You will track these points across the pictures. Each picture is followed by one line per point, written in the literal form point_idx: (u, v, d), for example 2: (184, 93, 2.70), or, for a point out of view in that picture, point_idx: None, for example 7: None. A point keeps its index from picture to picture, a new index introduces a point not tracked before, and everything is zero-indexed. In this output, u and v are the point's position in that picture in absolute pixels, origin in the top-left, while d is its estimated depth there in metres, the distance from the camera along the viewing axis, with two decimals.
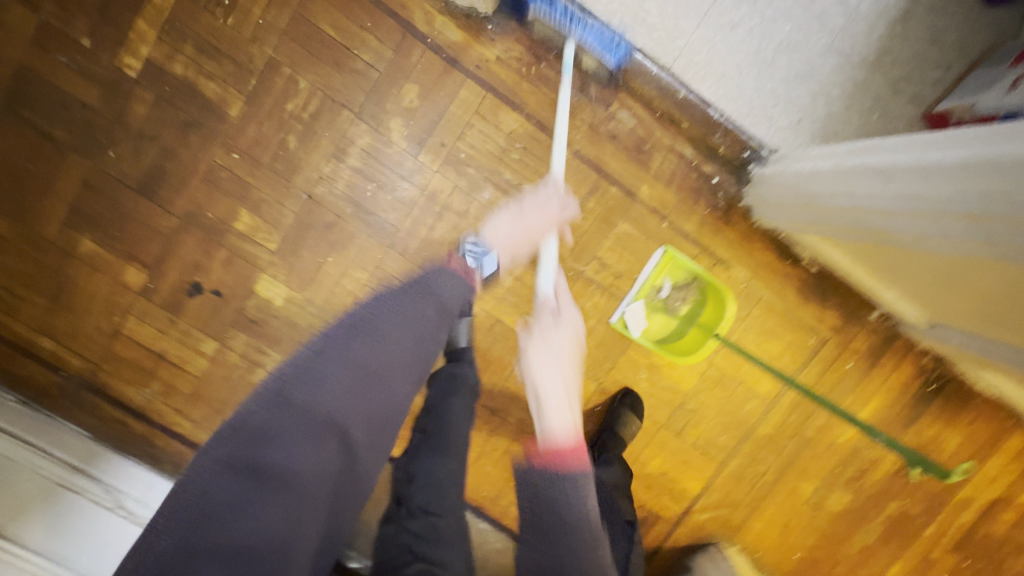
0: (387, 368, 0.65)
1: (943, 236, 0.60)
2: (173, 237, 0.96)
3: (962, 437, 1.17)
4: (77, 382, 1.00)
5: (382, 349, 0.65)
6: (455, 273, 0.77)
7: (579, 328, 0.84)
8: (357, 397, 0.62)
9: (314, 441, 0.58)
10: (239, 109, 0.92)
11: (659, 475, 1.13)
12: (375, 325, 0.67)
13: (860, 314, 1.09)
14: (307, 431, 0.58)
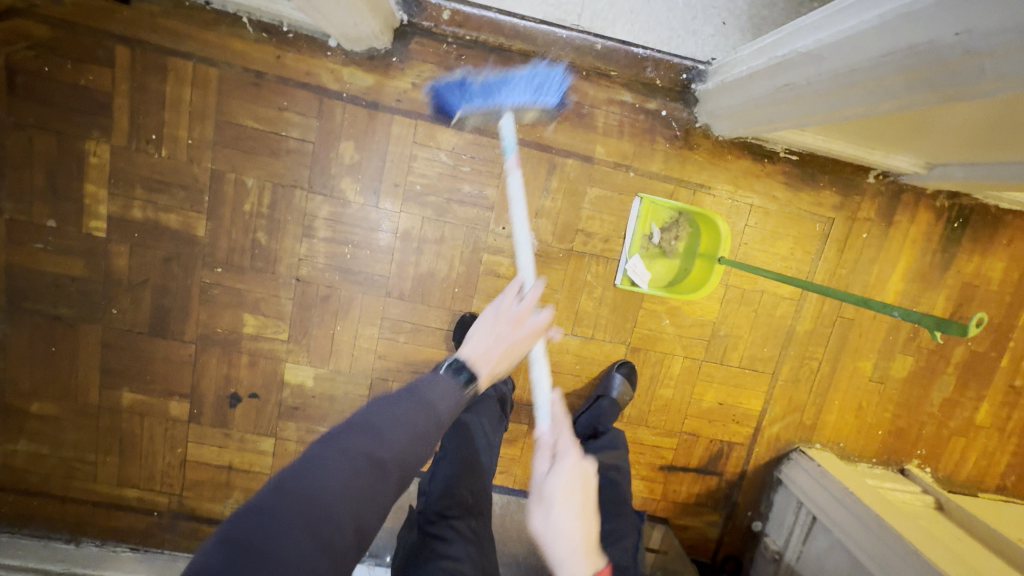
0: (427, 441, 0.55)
1: (890, 98, 0.58)
2: (197, 361, 1.01)
3: (1005, 261, 1.13)
4: (171, 515, 1.08)
5: (386, 442, 0.51)
6: (451, 385, 0.60)
7: (586, 463, 0.57)
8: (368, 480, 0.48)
9: (336, 517, 0.45)
10: (204, 227, 0.96)
11: (719, 407, 1.14)
12: (399, 403, 0.56)
13: (856, 182, 1.06)
14: (334, 503, 0.45)
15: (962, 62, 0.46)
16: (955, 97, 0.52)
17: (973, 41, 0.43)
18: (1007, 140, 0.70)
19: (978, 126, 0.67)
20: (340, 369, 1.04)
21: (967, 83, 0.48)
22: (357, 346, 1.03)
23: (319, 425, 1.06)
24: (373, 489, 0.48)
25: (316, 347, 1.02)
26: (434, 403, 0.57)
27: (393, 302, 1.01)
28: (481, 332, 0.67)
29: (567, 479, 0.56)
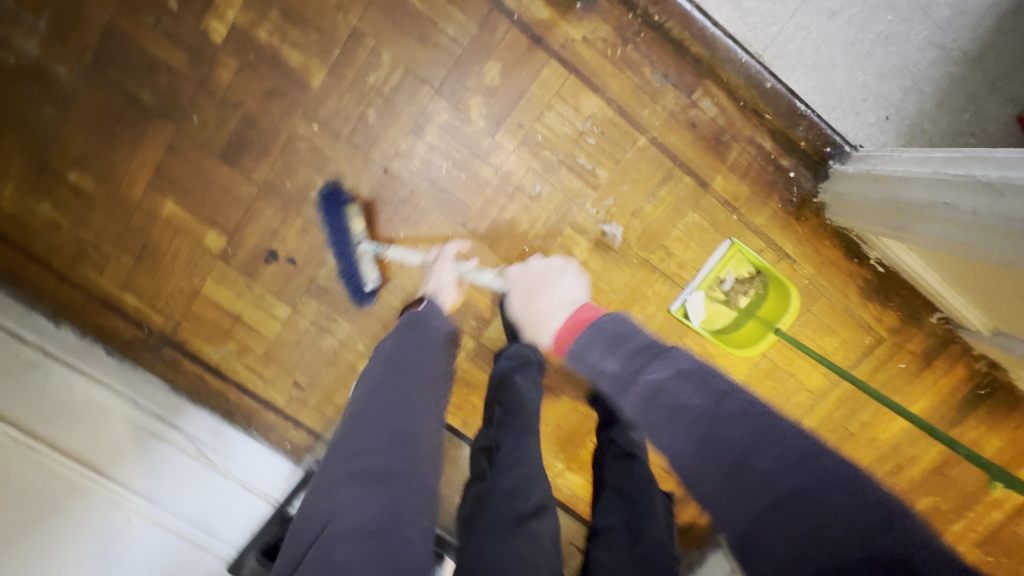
0: (405, 397, 0.71)
1: None
2: (252, 204, 0.98)
3: (1005, 441, 1.18)
4: (159, 338, 1.05)
5: (366, 404, 0.70)
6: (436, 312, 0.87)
7: (557, 261, 0.96)
8: (382, 411, 0.69)
9: (398, 441, 0.66)
10: (320, 79, 0.91)
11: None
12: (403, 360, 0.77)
13: (920, 316, 1.08)
14: (391, 440, 0.66)
15: None
16: None
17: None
18: None
19: None
20: (383, 273, 1.02)
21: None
22: (410, 260, 1.01)
23: (338, 316, 1.04)
24: (393, 415, 0.69)
25: (372, 242, 1.00)
26: (388, 384, 0.73)
27: (463, 234, 0.99)
28: (433, 284, 0.92)
29: (561, 279, 0.93)
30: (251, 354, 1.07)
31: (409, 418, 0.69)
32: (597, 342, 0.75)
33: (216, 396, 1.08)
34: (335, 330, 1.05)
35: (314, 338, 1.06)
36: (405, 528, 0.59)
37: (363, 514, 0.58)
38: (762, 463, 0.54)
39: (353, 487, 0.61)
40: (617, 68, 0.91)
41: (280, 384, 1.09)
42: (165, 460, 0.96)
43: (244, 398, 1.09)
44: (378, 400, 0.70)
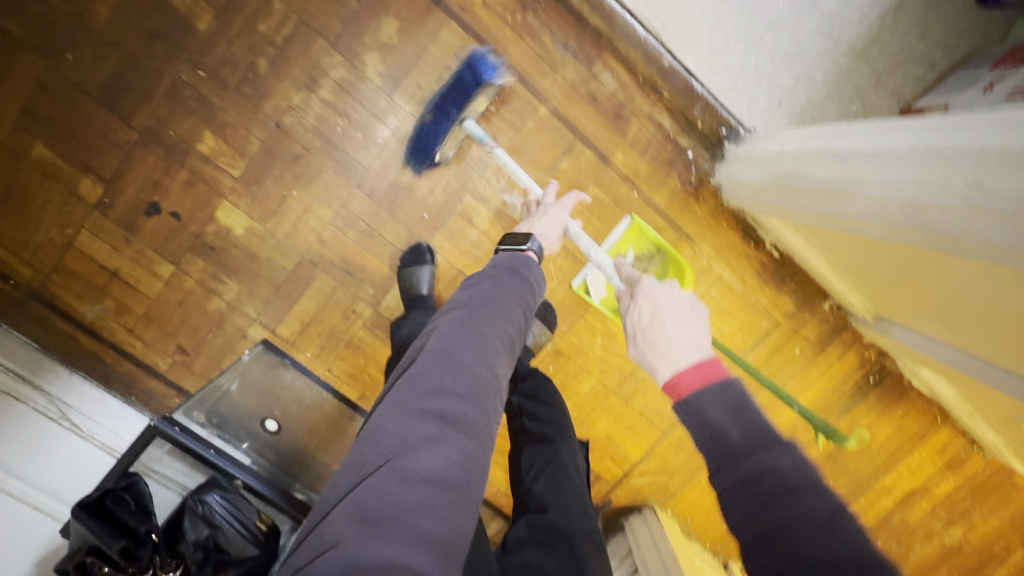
0: (495, 353, 0.61)
1: (885, 224, 0.62)
2: (132, 152, 0.92)
3: (892, 428, 1.23)
4: (25, 292, 0.98)
5: (459, 338, 0.60)
6: (538, 268, 0.77)
7: (694, 301, 0.77)
8: (469, 353, 0.59)
9: (477, 391, 0.57)
10: (207, 23, 0.87)
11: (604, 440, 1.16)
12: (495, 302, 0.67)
13: (814, 302, 1.12)
14: (472, 389, 0.57)
15: (958, 213, 0.51)
16: (939, 245, 0.56)
17: (978, 195, 0.49)
18: (951, 314, 0.78)
19: (935, 289, 0.74)
20: (274, 233, 0.98)
21: (953, 233, 0.53)
22: (303, 220, 0.98)
23: (227, 276, 1.00)
24: (483, 361, 0.59)
25: (262, 200, 0.96)
26: (492, 329, 0.63)
27: (359, 196, 0.97)
28: (544, 220, 0.88)
29: (683, 326, 0.74)
30: (130, 314, 1.01)
31: (486, 366, 0.59)
32: (712, 397, 0.62)
33: (89, 358, 1.01)
34: (222, 291, 1.01)
35: (200, 298, 1.01)
36: (470, 494, 0.51)
37: (430, 463, 0.50)
38: (799, 540, 0.51)
39: (427, 429, 0.52)
40: (517, 35, 0.91)
41: (162, 347, 1.03)
42: (17, 422, 0.92)
43: (121, 360, 1.02)
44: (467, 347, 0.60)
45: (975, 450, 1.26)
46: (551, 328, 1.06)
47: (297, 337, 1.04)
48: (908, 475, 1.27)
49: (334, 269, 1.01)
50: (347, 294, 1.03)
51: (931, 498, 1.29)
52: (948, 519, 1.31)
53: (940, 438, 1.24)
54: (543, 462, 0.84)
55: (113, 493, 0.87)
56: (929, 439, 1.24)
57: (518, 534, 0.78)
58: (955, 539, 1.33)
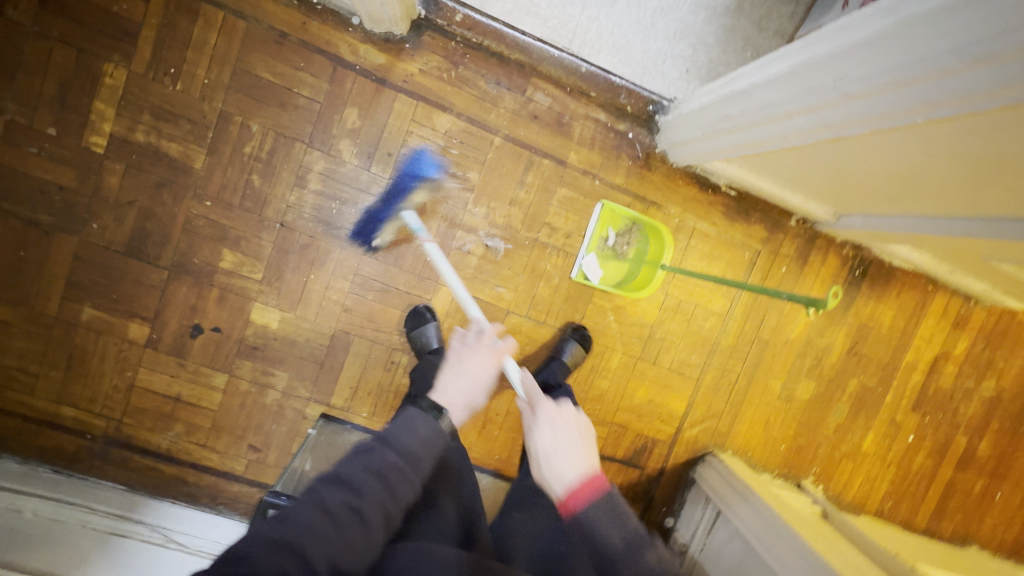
0: (367, 517, 0.60)
1: (796, 130, 0.78)
2: (166, 288, 1.05)
3: (894, 309, 1.33)
4: (104, 441, 1.08)
5: (341, 483, 0.62)
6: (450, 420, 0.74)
7: (573, 414, 0.80)
8: (341, 501, 0.60)
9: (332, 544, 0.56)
10: (202, 161, 1.02)
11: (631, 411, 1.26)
12: (396, 449, 0.67)
13: (781, 222, 1.25)
14: (325, 537, 0.56)
15: (842, 101, 0.68)
16: (840, 132, 0.72)
17: (848, 83, 0.65)
18: (883, 188, 0.93)
19: (861, 173, 0.89)
20: (305, 316, 1.10)
21: (844, 118, 0.69)
22: (326, 298, 1.10)
23: (274, 368, 1.10)
24: (349, 521, 0.59)
25: (286, 291, 1.08)
26: (377, 483, 0.63)
27: (368, 261, 1.10)
28: (458, 369, 0.83)
29: (549, 427, 0.76)
30: (199, 430, 1.11)
31: (362, 518, 0.60)
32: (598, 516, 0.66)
33: (174, 482, 1.11)
34: (274, 382, 1.11)
35: (256, 396, 1.11)
36: None
37: None
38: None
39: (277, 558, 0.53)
40: (456, 87, 1.07)
41: (236, 450, 1.12)
42: (128, 552, 0.96)
43: (204, 475, 1.12)
44: (348, 491, 0.61)
45: (974, 305, 1.37)
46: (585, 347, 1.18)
47: (351, 402, 1.15)
48: (925, 345, 1.37)
49: (366, 330, 1.12)
50: (383, 349, 1.13)
51: (955, 360, 1.39)
52: (978, 374, 1.41)
53: (939, 304, 1.35)
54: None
55: None
56: (930, 308, 1.35)
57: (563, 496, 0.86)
58: (992, 391, 1.42)
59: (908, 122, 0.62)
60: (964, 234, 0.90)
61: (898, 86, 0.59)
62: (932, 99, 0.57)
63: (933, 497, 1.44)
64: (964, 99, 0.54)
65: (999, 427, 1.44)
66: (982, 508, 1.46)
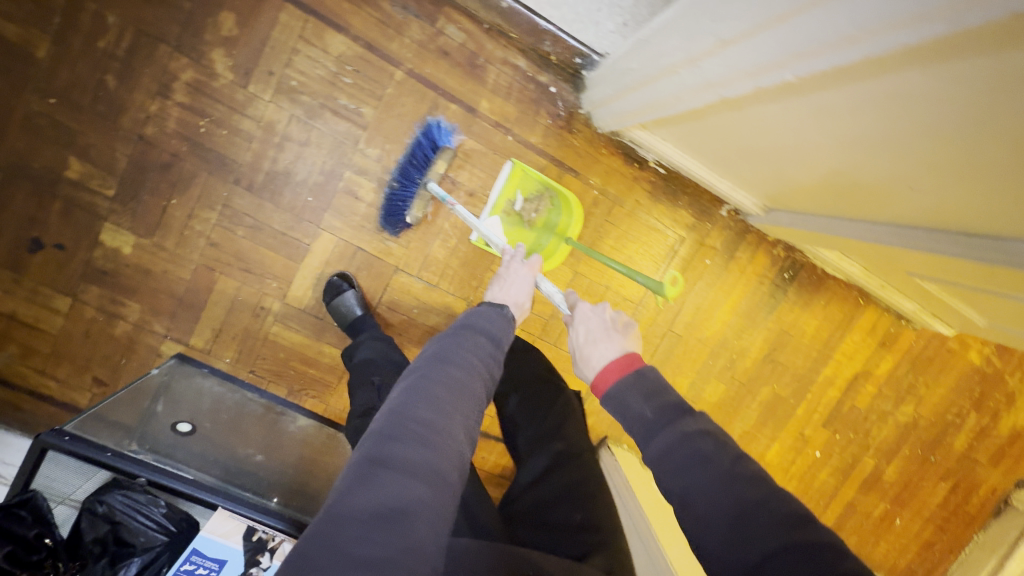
0: (442, 406, 0.51)
1: (681, 90, 0.70)
2: (1, 193, 0.93)
3: (819, 319, 1.26)
4: None
5: (443, 371, 0.54)
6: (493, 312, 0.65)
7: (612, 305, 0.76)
8: (439, 393, 0.52)
9: (431, 450, 0.47)
10: (47, 49, 0.88)
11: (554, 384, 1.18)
12: (476, 337, 0.60)
13: (711, 210, 1.16)
14: (425, 432, 0.48)
15: (718, 51, 0.60)
16: (722, 91, 0.64)
17: (721, 28, 0.58)
18: (794, 175, 0.85)
19: (769, 154, 0.82)
20: (164, 245, 0.99)
21: (722, 73, 0.62)
22: (189, 227, 0.99)
23: (127, 298, 1.00)
24: (447, 411, 0.51)
25: (143, 215, 0.97)
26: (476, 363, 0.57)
27: (239, 192, 0.98)
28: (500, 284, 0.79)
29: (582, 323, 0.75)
30: (37, 355, 1.00)
31: (474, 409, 0.53)
32: (633, 388, 0.64)
33: (7, 408, 1.01)
34: (125, 314, 1.01)
35: (104, 325, 1.01)
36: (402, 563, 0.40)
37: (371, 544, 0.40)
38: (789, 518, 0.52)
39: (398, 473, 0.44)
40: (355, 6, 0.93)
41: (78, 381, 1.02)
42: None
43: (40, 404, 1.02)
44: (436, 391, 0.52)
45: (904, 326, 1.30)
46: None
47: (213, 344, 1.05)
48: (847, 361, 1.30)
49: (233, 269, 1.02)
50: (253, 292, 1.04)
51: (875, 380, 1.33)
52: (897, 397, 1.35)
53: (867, 320, 1.28)
54: (552, 412, 0.80)
55: (9, 510, 0.68)
56: (857, 323, 1.28)
57: (515, 483, 0.75)
58: (908, 417, 1.37)
59: (780, 79, 0.56)
60: (886, 240, 0.82)
61: (765, 29, 0.53)
62: (796, 49, 0.51)
63: (831, 516, 1.40)
64: (827, 46, 0.48)
65: (910, 454, 1.40)
66: (879, 531, 1.43)
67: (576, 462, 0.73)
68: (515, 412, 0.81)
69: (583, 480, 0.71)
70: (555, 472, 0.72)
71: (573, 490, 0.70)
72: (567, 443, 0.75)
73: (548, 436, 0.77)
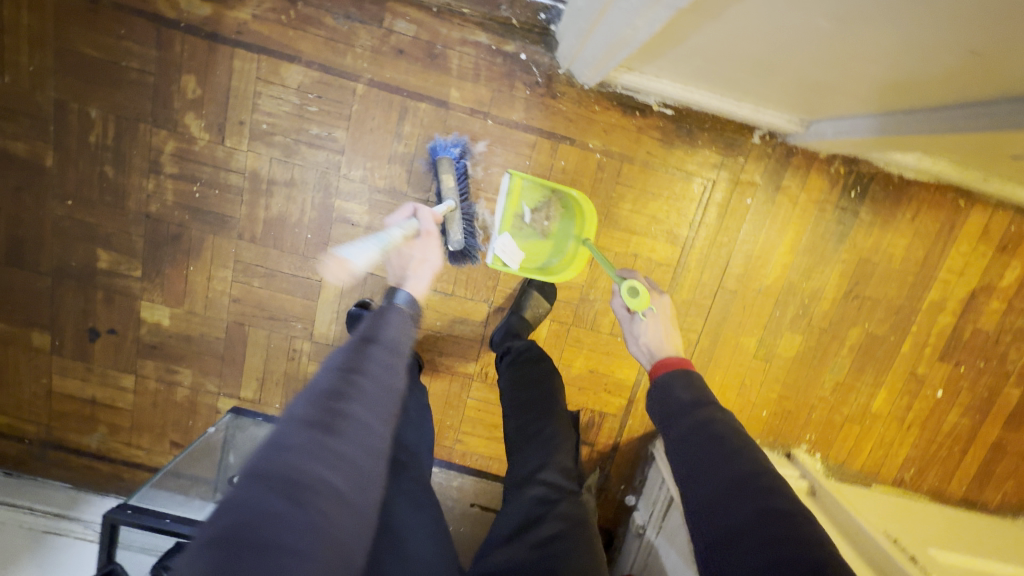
0: (328, 452, 0.44)
1: (632, 16, 0.58)
2: (54, 294, 1.02)
3: (908, 236, 1.04)
4: (40, 444, 1.11)
5: (330, 405, 0.48)
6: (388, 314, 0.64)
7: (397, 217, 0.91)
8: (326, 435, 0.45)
9: (318, 507, 0.41)
10: (52, 157, 0.95)
11: (603, 371, 1.10)
12: (368, 360, 0.55)
13: (740, 140, 0.99)
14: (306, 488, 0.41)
15: None
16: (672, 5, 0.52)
17: None
18: (815, 74, 0.69)
19: (773, 58, 0.67)
20: (196, 310, 1.04)
21: None
22: (212, 288, 1.03)
23: (178, 365, 1.07)
24: (333, 455, 0.44)
25: (170, 287, 1.02)
26: (370, 390, 0.51)
27: (245, 246, 1.00)
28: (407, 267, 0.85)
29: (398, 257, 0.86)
30: (122, 430, 1.11)
31: (384, 411, 0.52)
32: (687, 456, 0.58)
33: (111, 479, 1.13)
34: (180, 379, 1.08)
35: (167, 393, 1.09)
36: None
37: None
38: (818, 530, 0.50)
39: (295, 491, 0.40)
40: (300, 31, 0.90)
41: (160, 447, 1.12)
42: (59, 551, 1.03)
43: (136, 472, 1.13)
44: (334, 392, 0.49)
45: None
46: (550, 299, 1.03)
47: (261, 393, 1.10)
48: (957, 279, 1.07)
49: (259, 320, 1.05)
50: (282, 337, 1.06)
51: (1003, 293, 1.08)
52: None
53: (977, 222, 1.04)
54: (540, 442, 0.71)
55: None
56: (963, 230, 1.04)
57: (490, 538, 0.64)
58: None
59: None
60: (941, 126, 0.66)
61: None
62: None
63: (972, 463, 1.17)
64: None
65: None
66: None
67: (557, 510, 0.63)
68: (512, 441, 0.76)
69: (565, 532, 0.60)
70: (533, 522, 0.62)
71: (549, 542, 0.59)
72: (548, 485, 0.65)
73: (529, 476, 0.68)
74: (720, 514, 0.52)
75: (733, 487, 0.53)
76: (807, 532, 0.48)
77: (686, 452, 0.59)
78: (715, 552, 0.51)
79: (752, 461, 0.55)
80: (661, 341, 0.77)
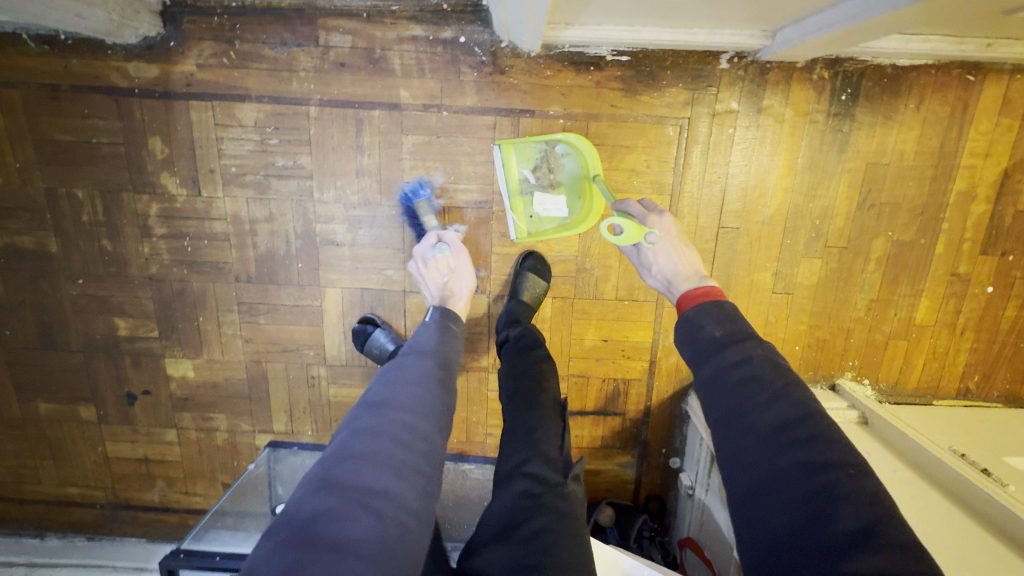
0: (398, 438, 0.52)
1: None
2: (88, 368, 1.09)
3: (917, 128, 0.95)
4: (111, 506, 1.19)
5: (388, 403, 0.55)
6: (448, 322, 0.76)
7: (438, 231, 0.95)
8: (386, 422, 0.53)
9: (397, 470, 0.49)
10: (55, 243, 1.01)
11: (616, 339, 1.07)
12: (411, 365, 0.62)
13: (706, 69, 0.94)
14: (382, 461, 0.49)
15: None
16: None
17: None
18: None
19: None
20: (215, 357, 1.09)
21: None
22: (225, 333, 1.07)
23: (211, 412, 1.12)
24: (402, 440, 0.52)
25: (187, 339, 1.07)
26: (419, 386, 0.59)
27: (244, 287, 1.03)
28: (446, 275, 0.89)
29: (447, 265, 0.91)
30: (177, 480, 1.17)
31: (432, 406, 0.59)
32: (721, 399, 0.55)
33: (180, 528, 1.20)
34: (216, 424, 1.13)
35: (208, 439, 1.14)
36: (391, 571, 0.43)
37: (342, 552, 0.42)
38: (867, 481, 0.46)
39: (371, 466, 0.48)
40: (244, 69, 0.92)
41: (215, 491, 1.18)
42: None
43: (200, 517, 1.19)
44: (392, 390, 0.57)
45: None
46: (546, 276, 1.02)
47: (292, 423, 1.13)
48: (985, 160, 0.97)
49: (275, 354, 1.08)
50: (299, 367, 1.09)
51: None
52: None
53: (993, 95, 0.93)
54: (525, 435, 0.70)
55: None
56: (978, 108, 0.94)
57: (478, 535, 0.63)
58: None
59: None
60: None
61: None
62: None
63: None
64: None
65: None
66: None
67: (542, 502, 0.61)
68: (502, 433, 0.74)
69: (550, 526, 0.58)
70: (519, 518, 0.60)
71: (534, 538, 0.57)
72: (534, 477, 0.64)
73: (515, 470, 0.66)
74: (754, 465, 0.50)
75: (770, 435, 0.50)
76: (847, 485, 0.45)
77: (719, 396, 0.55)
78: (749, 500, 0.49)
79: (793, 404, 0.51)
80: (675, 265, 0.73)
